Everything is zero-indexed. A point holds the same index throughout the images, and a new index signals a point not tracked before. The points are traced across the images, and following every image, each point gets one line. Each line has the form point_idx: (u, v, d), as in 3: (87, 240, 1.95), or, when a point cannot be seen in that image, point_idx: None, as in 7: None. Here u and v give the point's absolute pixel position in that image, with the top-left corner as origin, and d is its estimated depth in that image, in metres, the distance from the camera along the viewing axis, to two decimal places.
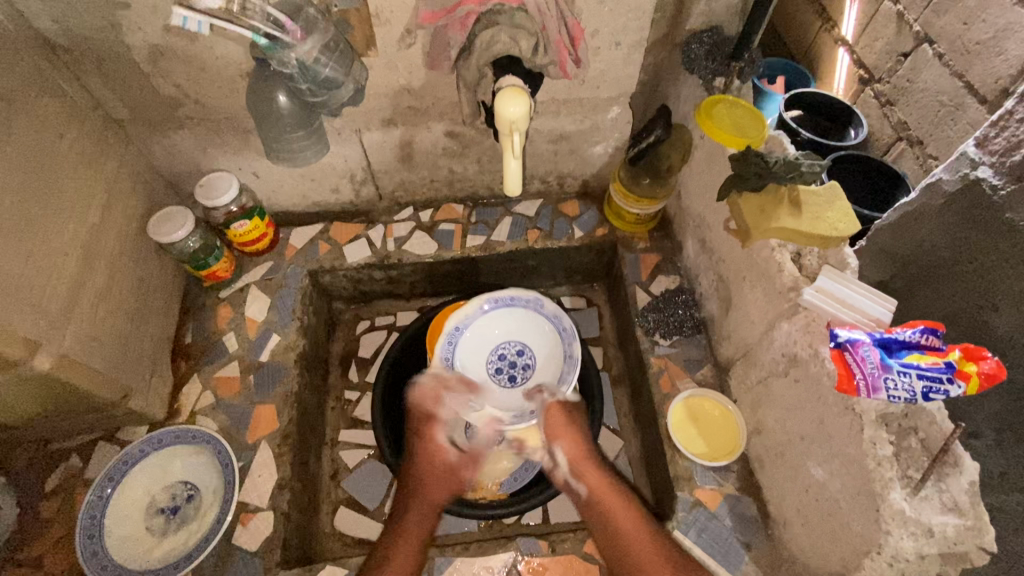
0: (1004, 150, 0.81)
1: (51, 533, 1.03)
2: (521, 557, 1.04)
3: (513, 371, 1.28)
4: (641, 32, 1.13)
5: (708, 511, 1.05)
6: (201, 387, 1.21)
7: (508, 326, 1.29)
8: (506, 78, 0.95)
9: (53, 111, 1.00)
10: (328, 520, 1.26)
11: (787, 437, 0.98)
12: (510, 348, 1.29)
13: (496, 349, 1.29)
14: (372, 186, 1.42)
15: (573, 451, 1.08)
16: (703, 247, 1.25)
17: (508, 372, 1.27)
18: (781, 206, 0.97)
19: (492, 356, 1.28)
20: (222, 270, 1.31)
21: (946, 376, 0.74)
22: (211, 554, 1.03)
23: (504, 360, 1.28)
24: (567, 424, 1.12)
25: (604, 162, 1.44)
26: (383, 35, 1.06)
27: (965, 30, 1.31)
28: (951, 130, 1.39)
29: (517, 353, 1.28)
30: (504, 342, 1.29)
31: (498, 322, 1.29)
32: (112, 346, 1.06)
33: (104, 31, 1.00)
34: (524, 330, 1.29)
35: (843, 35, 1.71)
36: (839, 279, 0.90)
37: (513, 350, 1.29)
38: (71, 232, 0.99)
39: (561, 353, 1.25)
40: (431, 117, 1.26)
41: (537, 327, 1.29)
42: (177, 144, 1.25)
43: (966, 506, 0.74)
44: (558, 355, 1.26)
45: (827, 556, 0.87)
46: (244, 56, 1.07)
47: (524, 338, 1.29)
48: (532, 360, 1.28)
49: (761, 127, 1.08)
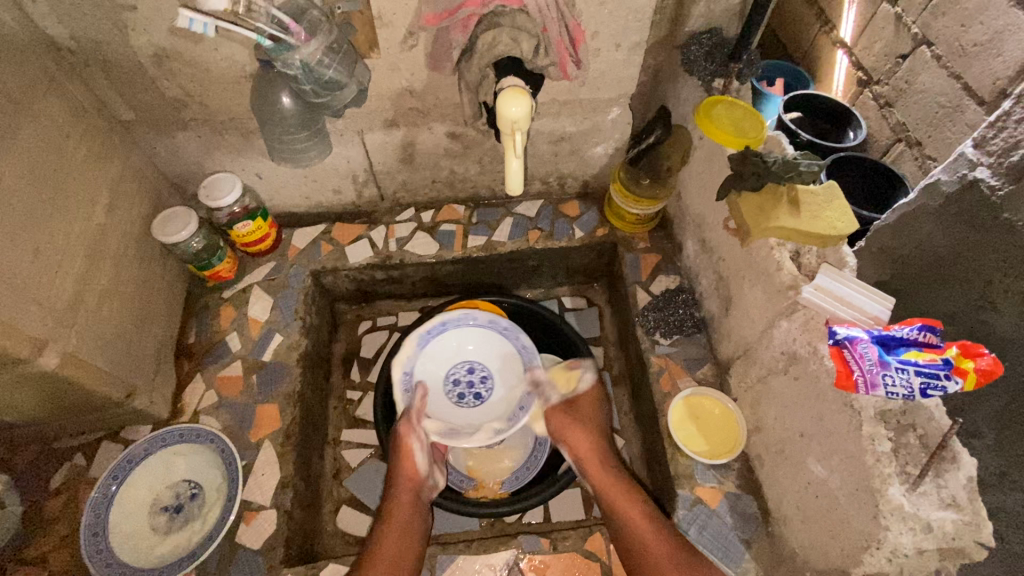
0: (1002, 151, 0.82)
1: (56, 531, 1.03)
2: (524, 555, 1.04)
3: (476, 388, 1.26)
4: (641, 34, 1.14)
5: (708, 508, 1.06)
6: (205, 386, 1.22)
7: (448, 347, 1.27)
8: (508, 79, 0.96)
9: (60, 112, 1.01)
10: (330, 519, 1.27)
11: (787, 434, 0.99)
12: (460, 369, 1.26)
13: (447, 377, 1.26)
14: (374, 187, 1.43)
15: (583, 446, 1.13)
16: (703, 247, 1.26)
17: (472, 391, 1.25)
18: (780, 205, 0.98)
19: (448, 386, 1.25)
20: (225, 270, 1.32)
21: (944, 373, 0.74)
22: (215, 552, 1.03)
23: (461, 384, 1.26)
24: (578, 419, 1.16)
25: (604, 162, 1.45)
26: (385, 37, 1.07)
27: (963, 32, 1.32)
28: (949, 131, 1.40)
29: (469, 371, 1.27)
30: (450, 368, 1.27)
31: (438, 352, 1.26)
32: (117, 346, 1.07)
33: (111, 34, 1.01)
34: (462, 344, 1.28)
35: (842, 37, 1.73)
36: (837, 277, 0.91)
37: (462, 372, 1.26)
38: (77, 233, 1.00)
39: (513, 350, 1.26)
40: (433, 119, 1.27)
41: (476, 339, 1.28)
42: (180, 145, 1.26)
43: (965, 501, 0.75)
44: (507, 354, 1.27)
45: (827, 552, 0.88)
46: (248, 58, 1.08)
47: (467, 353, 1.28)
48: (485, 369, 1.27)
49: (760, 127, 1.09)
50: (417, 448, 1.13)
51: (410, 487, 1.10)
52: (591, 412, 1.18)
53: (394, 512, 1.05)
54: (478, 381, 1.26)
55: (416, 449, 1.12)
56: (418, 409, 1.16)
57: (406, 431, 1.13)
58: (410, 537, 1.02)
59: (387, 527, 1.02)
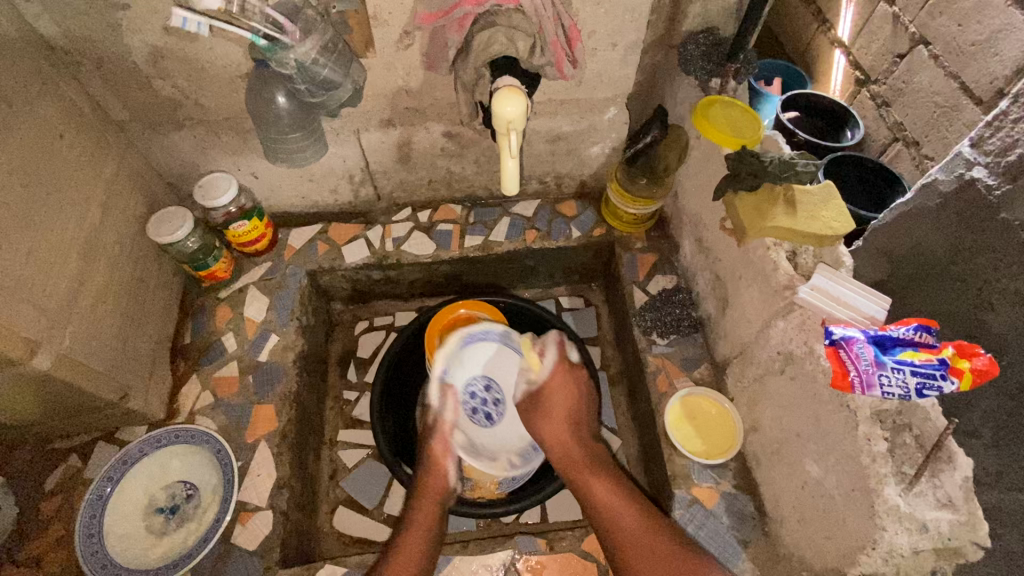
0: (999, 150, 0.82)
1: (51, 533, 1.03)
2: (520, 556, 1.04)
3: (488, 408, 1.21)
4: (637, 33, 1.14)
5: (705, 508, 1.06)
6: (201, 387, 1.21)
7: (479, 359, 1.22)
8: (504, 79, 0.96)
9: (54, 112, 1.00)
10: (327, 519, 1.27)
11: (783, 434, 0.99)
12: (478, 384, 1.21)
13: (467, 388, 1.19)
14: (370, 187, 1.43)
15: (552, 441, 1.05)
16: (700, 246, 1.26)
17: (484, 410, 1.20)
18: (776, 205, 0.97)
19: (465, 398, 1.18)
20: (221, 270, 1.31)
21: (939, 373, 0.74)
22: (210, 553, 1.03)
23: (477, 398, 1.20)
24: (544, 411, 1.07)
25: (601, 162, 1.45)
26: (381, 36, 1.07)
27: (960, 31, 1.33)
28: (946, 130, 1.40)
29: (488, 388, 1.22)
30: (471, 379, 1.20)
31: (469, 359, 1.20)
32: (111, 346, 1.07)
33: (105, 33, 1.01)
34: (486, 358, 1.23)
35: (839, 37, 1.73)
36: (833, 278, 0.91)
37: (481, 386, 1.21)
38: (71, 233, 1.00)
39: None
40: (429, 118, 1.27)
41: (503, 356, 1.24)
42: (175, 144, 1.25)
43: (960, 501, 0.75)
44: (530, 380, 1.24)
45: (823, 553, 0.88)
46: (243, 58, 1.08)
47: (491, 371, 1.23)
48: (500, 392, 1.22)
49: (756, 127, 1.09)
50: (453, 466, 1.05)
51: (437, 498, 1.01)
52: (560, 398, 1.07)
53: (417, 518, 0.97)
54: (492, 402, 1.21)
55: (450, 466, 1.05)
56: (450, 421, 1.10)
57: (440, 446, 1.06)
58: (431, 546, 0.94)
59: (411, 529, 0.95)
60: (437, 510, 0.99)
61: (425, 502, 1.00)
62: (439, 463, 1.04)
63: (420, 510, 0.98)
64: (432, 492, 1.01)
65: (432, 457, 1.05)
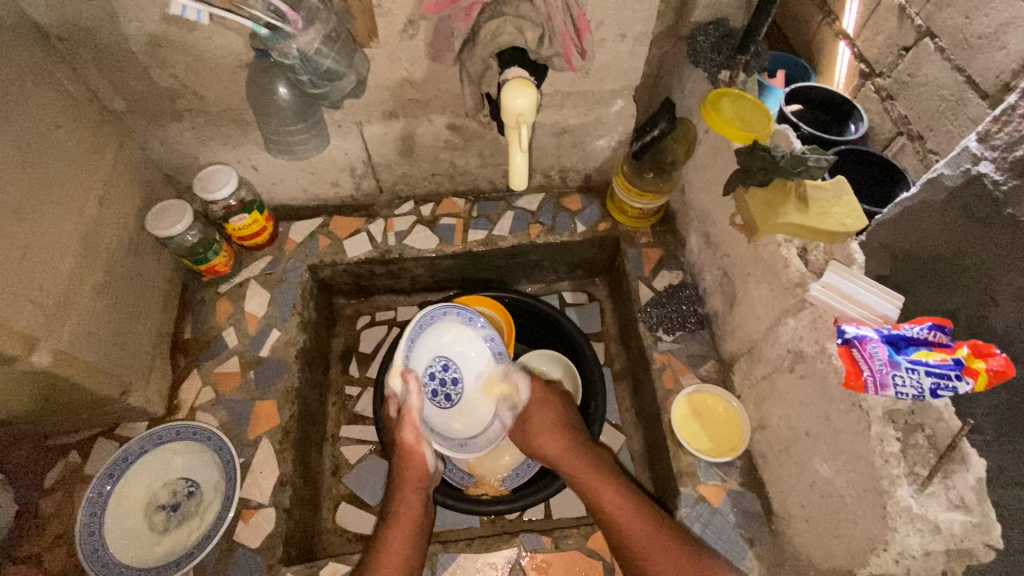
0: (1006, 145, 0.81)
1: (51, 529, 1.02)
2: (526, 553, 1.03)
3: (448, 388, 1.19)
4: (646, 24, 1.12)
5: (711, 506, 1.05)
6: (201, 383, 1.20)
7: (433, 340, 1.17)
8: (513, 70, 0.94)
9: (50, 102, 0.98)
10: (330, 515, 1.26)
11: (791, 432, 0.98)
12: (437, 364, 1.18)
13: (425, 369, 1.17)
14: (372, 179, 1.40)
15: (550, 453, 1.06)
16: (707, 242, 1.25)
17: (443, 391, 1.19)
18: (788, 201, 0.96)
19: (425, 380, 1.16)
20: (222, 264, 1.30)
21: (955, 373, 0.73)
22: (213, 550, 1.02)
23: (436, 380, 1.18)
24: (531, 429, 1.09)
25: (607, 156, 1.43)
26: (385, 25, 1.04)
27: (968, 24, 1.30)
28: (951, 124, 1.38)
29: (445, 368, 1.18)
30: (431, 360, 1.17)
31: (428, 341, 1.16)
32: (110, 342, 1.05)
33: (101, 21, 0.98)
34: (445, 334, 1.19)
35: (844, 28, 1.70)
36: (846, 274, 0.89)
37: (438, 365, 1.18)
38: (68, 227, 0.97)
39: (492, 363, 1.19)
40: (433, 110, 1.24)
41: (463, 338, 1.20)
42: (174, 136, 1.23)
43: (973, 503, 0.74)
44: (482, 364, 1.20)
45: (833, 552, 0.87)
46: (244, 47, 1.05)
47: (450, 350, 1.19)
48: (459, 371, 1.19)
49: (767, 121, 1.07)
50: (428, 450, 1.07)
51: (418, 485, 1.03)
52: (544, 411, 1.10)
53: (403, 510, 0.98)
54: (452, 383, 1.19)
55: (428, 452, 1.06)
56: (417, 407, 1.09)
57: (415, 436, 1.06)
58: (417, 538, 0.96)
59: (397, 526, 0.96)
60: (421, 498, 1.02)
61: (409, 492, 1.01)
62: (414, 451, 1.05)
63: (403, 502, 1.00)
64: (413, 479, 1.03)
65: (404, 447, 1.05)
